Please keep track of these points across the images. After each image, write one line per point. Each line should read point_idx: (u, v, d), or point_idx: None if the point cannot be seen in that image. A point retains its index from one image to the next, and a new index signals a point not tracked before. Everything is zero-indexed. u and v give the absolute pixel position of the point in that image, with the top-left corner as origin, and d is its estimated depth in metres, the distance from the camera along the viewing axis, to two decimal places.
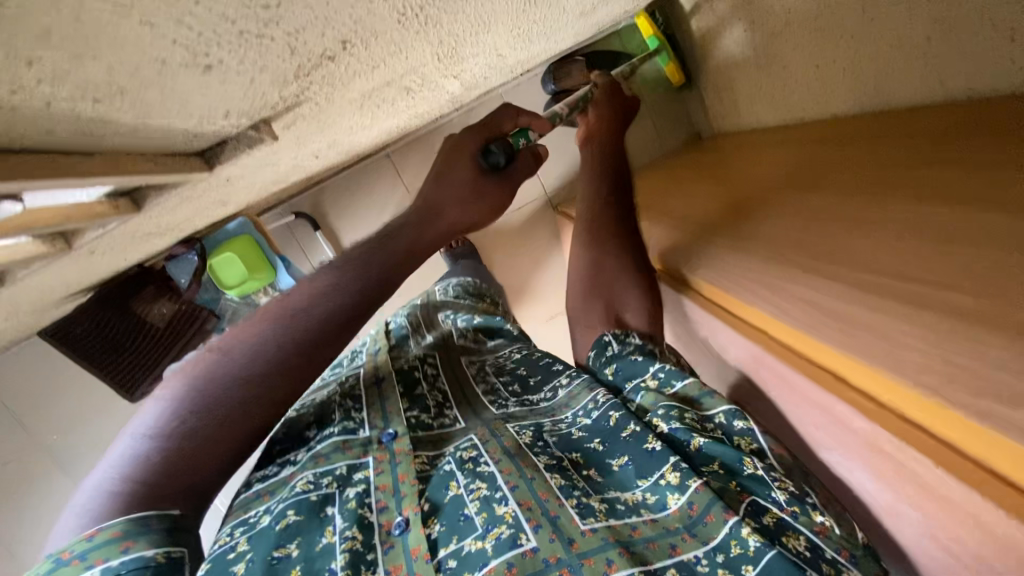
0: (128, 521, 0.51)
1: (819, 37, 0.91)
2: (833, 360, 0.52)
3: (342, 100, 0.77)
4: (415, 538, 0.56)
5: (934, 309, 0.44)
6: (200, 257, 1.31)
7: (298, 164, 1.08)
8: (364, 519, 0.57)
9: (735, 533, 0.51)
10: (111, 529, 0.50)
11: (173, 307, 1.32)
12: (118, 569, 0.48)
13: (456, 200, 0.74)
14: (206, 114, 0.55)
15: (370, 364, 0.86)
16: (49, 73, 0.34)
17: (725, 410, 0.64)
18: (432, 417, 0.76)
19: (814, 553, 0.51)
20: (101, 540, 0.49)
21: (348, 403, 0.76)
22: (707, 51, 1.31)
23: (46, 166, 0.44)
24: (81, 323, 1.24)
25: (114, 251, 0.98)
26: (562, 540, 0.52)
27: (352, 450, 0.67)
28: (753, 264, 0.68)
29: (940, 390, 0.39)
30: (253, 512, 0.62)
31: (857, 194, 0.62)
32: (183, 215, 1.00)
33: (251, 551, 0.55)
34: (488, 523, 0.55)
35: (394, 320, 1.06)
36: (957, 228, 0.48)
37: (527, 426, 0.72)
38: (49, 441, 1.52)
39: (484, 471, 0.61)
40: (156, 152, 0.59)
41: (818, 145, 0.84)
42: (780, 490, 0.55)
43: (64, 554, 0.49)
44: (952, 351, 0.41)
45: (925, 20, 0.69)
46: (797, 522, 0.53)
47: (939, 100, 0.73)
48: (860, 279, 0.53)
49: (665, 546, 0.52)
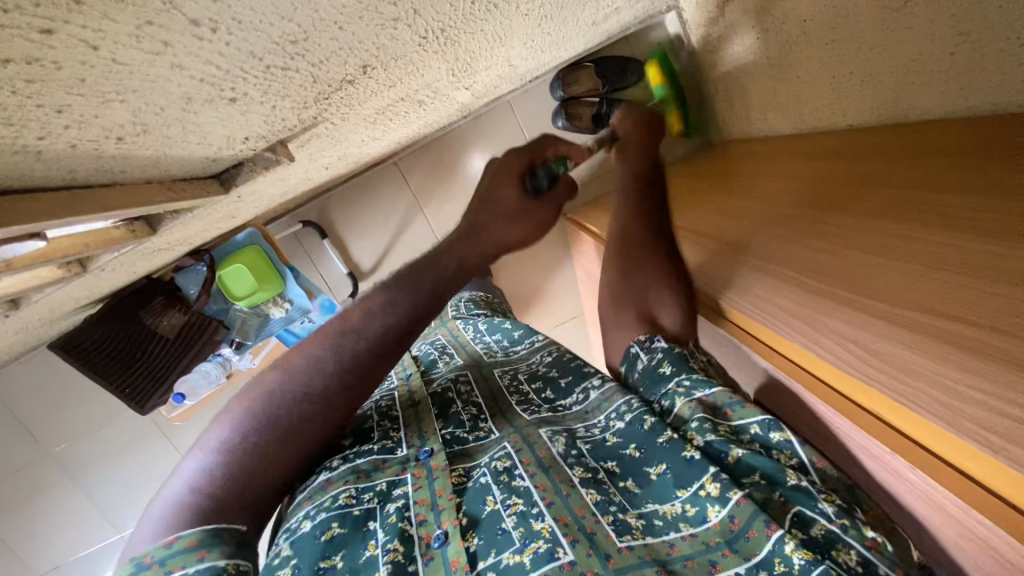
0: (202, 531, 0.51)
1: (836, 47, 0.90)
2: (846, 385, 0.51)
3: (356, 117, 0.76)
4: (455, 550, 0.54)
5: (954, 339, 0.43)
6: (208, 267, 1.30)
7: (307, 176, 1.07)
8: (405, 532, 0.56)
9: (779, 551, 0.48)
10: (187, 538, 0.51)
11: (183, 318, 1.30)
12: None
13: (504, 217, 0.67)
14: (224, 141, 0.54)
15: (403, 390, 0.85)
16: (77, 118, 0.33)
17: (759, 420, 0.61)
18: (467, 430, 0.73)
19: (866, 569, 0.47)
20: (179, 547, 0.50)
21: (385, 423, 0.74)
22: (721, 56, 1.30)
23: (66, 203, 0.43)
24: (91, 336, 1.22)
25: (122, 267, 0.96)
26: (598, 555, 0.51)
27: (390, 467, 0.65)
28: (773, 283, 0.66)
29: (955, 422, 0.39)
30: (295, 518, 0.62)
31: (881, 216, 0.61)
32: (193, 230, 0.99)
33: (296, 558, 0.56)
34: (525, 538, 0.53)
35: (420, 346, 1.06)
36: (982, 256, 0.48)
37: (559, 431, 0.69)
38: (58, 452, 1.52)
39: (521, 486, 0.59)
40: (174, 178, 0.59)
41: (833, 160, 0.83)
42: (827, 502, 0.51)
43: (144, 559, 0.50)
44: (976, 381, 0.40)
45: (947, 35, 0.68)
46: (846, 535, 0.49)
47: (960, 115, 0.72)
48: (870, 305, 0.52)
49: (704, 563, 0.50)
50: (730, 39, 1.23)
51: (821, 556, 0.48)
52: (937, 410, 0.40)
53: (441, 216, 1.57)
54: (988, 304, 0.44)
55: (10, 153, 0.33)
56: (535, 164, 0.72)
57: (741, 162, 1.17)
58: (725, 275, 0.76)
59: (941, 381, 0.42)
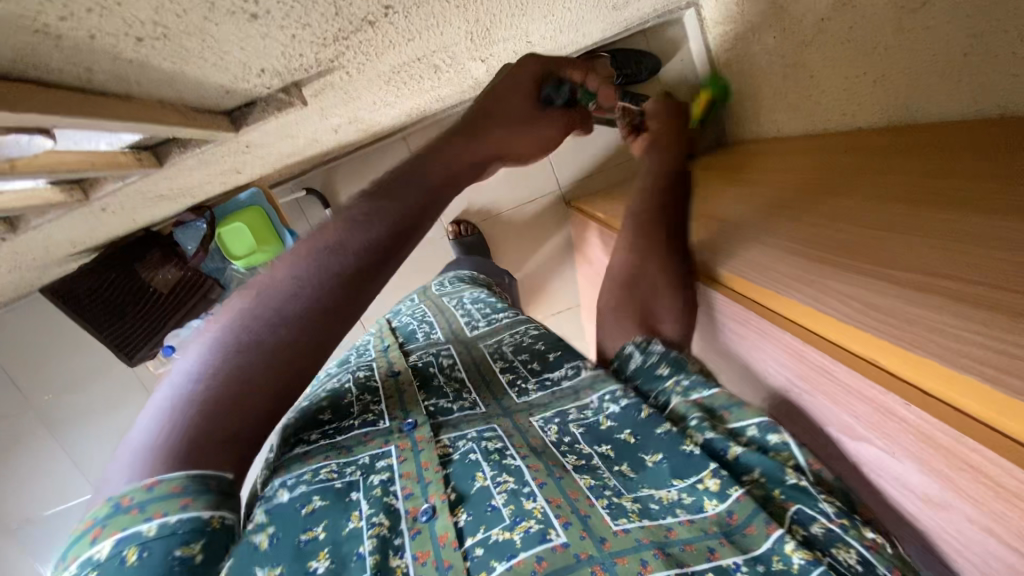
0: (190, 477, 0.46)
1: (852, 47, 0.91)
2: (875, 351, 0.46)
3: (372, 72, 0.76)
4: (443, 525, 0.50)
5: (944, 295, 0.44)
6: (208, 224, 1.29)
7: (316, 137, 1.07)
8: (391, 506, 0.53)
9: (778, 548, 0.45)
10: (170, 482, 0.45)
11: (178, 273, 1.30)
12: (176, 529, 0.44)
13: (506, 123, 0.66)
14: (240, 70, 0.54)
15: (383, 360, 0.82)
16: (101, 1, 0.33)
17: (758, 421, 0.57)
18: (451, 401, 0.70)
19: (867, 569, 0.44)
20: (161, 493, 0.44)
21: (366, 397, 0.70)
22: (738, 54, 1.31)
23: (80, 106, 0.43)
24: (86, 283, 1.21)
25: (126, 210, 0.97)
26: (593, 538, 0.47)
27: (373, 441, 0.62)
28: (774, 253, 0.66)
29: (953, 362, 0.38)
30: (269, 487, 0.57)
31: (891, 196, 0.60)
32: (196, 179, 0.99)
33: (274, 525, 0.50)
34: (516, 515, 0.49)
35: (398, 318, 1.02)
36: (974, 223, 0.48)
37: (552, 419, 0.65)
38: (40, 403, 1.50)
39: (512, 464, 0.56)
40: (187, 105, 0.58)
41: (841, 155, 0.84)
42: (827, 502, 0.49)
43: (123, 501, 0.44)
44: (972, 329, 0.39)
45: (962, 35, 0.69)
46: (847, 535, 0.46)
47: (968, 117, 0.73)
48: (867, 269, 0.52)
49: (702, 549, 0.46)
50: (747, 39, 1.24)
51: (820, 554, 0.46)
52: (940, 354, 0.40)
53: None
54: (985, 264, 0.44)
55: (28, 30, 0.33)
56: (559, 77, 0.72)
57: (750, 158, 1.18)
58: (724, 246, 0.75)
59: (940, 329, 0.41)
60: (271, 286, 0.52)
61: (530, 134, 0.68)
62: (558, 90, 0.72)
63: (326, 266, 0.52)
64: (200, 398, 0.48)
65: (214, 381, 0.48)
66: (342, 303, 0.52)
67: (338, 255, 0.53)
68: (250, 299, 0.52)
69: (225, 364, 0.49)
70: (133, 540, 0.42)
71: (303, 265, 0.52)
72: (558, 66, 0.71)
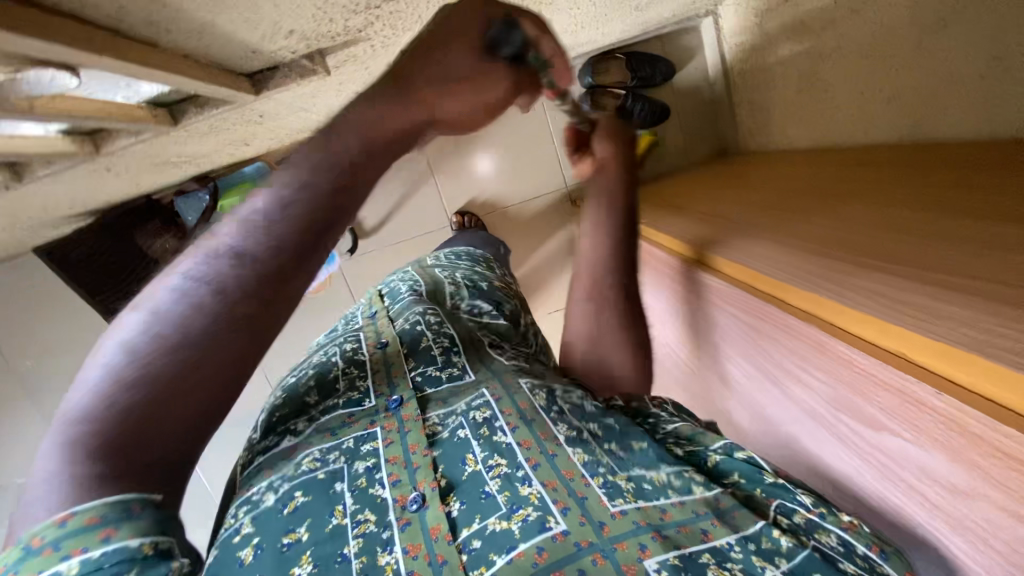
0: (110, 505, 0.37)
1: (870, 66, 0.91)
2: (883, 334, 0.45)
3: (396, 48, 0.76)
4: (434, 516, 0.48)
5: (959, 289, 0.43)
6: (211, 196, 1.26)
7: (328, 114, 1.06)
8: (378, 499, 0.50)
9: (765, 531, 0.46)
10: (85, 514, 0.37)
11: (175, 244, 1.27)
12: (101, 563, 0.35)
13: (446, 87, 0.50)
14: (270, 29, 0.54)
15: (371, 330, 0.80)
16: None
17: (722, 443, 0.57)
18: (439, 368, 0.66)
19: (847, 549, 0.45)
20: (74, 530, 0.36)
21: (352, 372, 0.68)
22: (754, 65, 1.31)
23: (104, 44, 0.42)
24: (81, 248, 1.23)
25: (128, 172, 0.96)
26: (592, 524, 0.45)
27: (358, 422, 0.59)
28: (782, 249, 0.66)
29: (966, 345, 0.37)
30: (257, 489, 0.53)
31: (906, 205, 0.60)
32: (204, 147, 0.97)
33: (258, 536, 0.47)
34: (512, 503, 0.47)
35: (388, 287, 0.98)
36: (993, 230, 0.48)
37: (539, 386, 0.63)
38: (23, 366, 1.47)
39: (502, 443, 0.54)
40: (212, 62, 0.58)
41: (855, 168, 0.84)
42: (804, 492, 0.50)
43: (33, 542, 0.35)
44: (985, 318, 0.39)
45: (982, 57, 0.69)
46: (825, 521, 0.48)
47: (984, 138, 0.73)
48: (881, 266, 0.52)
49: (696, 532, 0.45)
50: (765, 51, 1.24)
51: (805, 539, 0.47)
52: (954, 336, 0.39)
53: (450, 186, 1.57)
54: (1002, 265, 0.43)
55: None
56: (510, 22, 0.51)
57: (759, 168, 1.18)
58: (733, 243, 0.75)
59: (955, 317, 0.41)
60: (153, 308, 0.42)
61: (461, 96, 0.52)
62: (515, 40, 0.50)
63: (221, 282, 0.43)
64: (101, 430, 0.39)
65: (108, 418, 0.39)
66: (251, 319, 0.43)
67: (235, 265, 0.43)
68: (134, 322, 0.42)
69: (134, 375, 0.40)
70: None
71: (193, 281, 0.43)
72: (490, 15, 0.51)
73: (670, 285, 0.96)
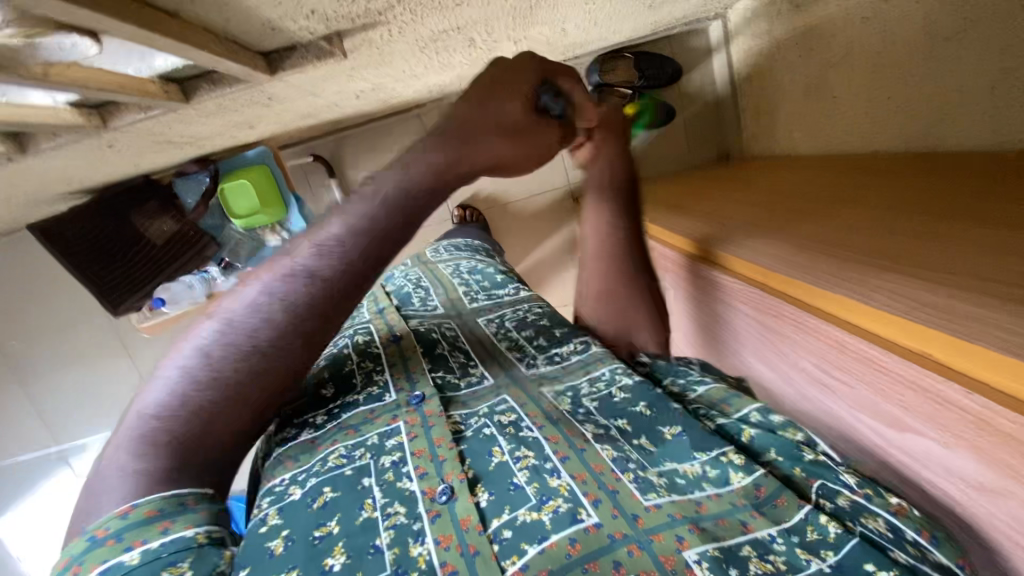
0: (165, 499, 0.46)
1: (877, 74, 0.92)
2: (905, 335, 0.46)
3: (412, 35, 0.75)
4: (464, 507, 0.47)
5: (979, 290, 0.43)
6: (211, 179, 1.24)
7: (336, 100, 1.05)
8: (406, 492, 0.49)
9: (811, 518, 0.46)
10: (144, 507, 0.45)
11: (174, 226, 1.27)
12: (159, 552, 0.42)
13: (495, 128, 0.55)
14: (292, 8, 0.53)
15: (380, 323, 0.80)
16: None
17: (757, 407, 0.59)
18: (458, 376, 0.68)
19: (896, 535, 0.44)
20: (136, 519, 0.44)
21: (368, 365, 0.68)
22: (761, 70, 1.32)
23: (127, 12, 0.41)
24: (73, 226, 1.20)
25: (129, 150, 0.93)
26: (625, 516, 0.45)
27: (380, 418, 0.59)
28: (793, 249, 0.67)
29: (990, 344, 0.38)
30: (279, 480, 0.53)
31: (918, 210, 0.61)
32: (209, 127, 0.96)
33: (288, 527, 0.47)
34: (542, 495, 0.48)
35: (394, 283, 1.00)
36: (1008, 234, 0.49)
37: (564, 391, 0.65)
38: (10, 345, 1.44)
39: (529, 437, 0.55)
40: (229, 39, 0.57)
41: (861, 174, 0.85)
42: (848, 474, 0.49)
43: (97, 533, 0.43)
44: (1008, 319, 0.39)
45: (992, 69, 0.70)
46: (872, 504, 0.47)
47: (989, 149, 0.74)
48: (896, 267, 0.52)
49: (735, 523, 0.45)
50: (772, 57, 1.25)
51: (851, 525, 0.46)
52: (976, 335, 0.39)
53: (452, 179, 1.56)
54: (1020, 268, 0.44)
55: None
56: (554, 85, 0.56)
57: (762, 172, 1.19)
58: (746, 243, 0.75)
59: (977, 316, 0.41)
60: (228, 318, 0.51)
61: (519, 145, 0.56)
62: (559, 107, 0.56)
63: (292, 300, 0.51)
64: (170, 430, 0.48)
65: (180, 415, 0.49)
66: (308, 336, 0.52)
67: (305, 285, 0.51)
68: (209, 330, 0.51)
69: (206, 378, 0.50)
70: (113, 571, 0.40)
71: (266, 296, 0.51)
72: (540, 70, 0.56)
73: (676, 284, 0.98)
